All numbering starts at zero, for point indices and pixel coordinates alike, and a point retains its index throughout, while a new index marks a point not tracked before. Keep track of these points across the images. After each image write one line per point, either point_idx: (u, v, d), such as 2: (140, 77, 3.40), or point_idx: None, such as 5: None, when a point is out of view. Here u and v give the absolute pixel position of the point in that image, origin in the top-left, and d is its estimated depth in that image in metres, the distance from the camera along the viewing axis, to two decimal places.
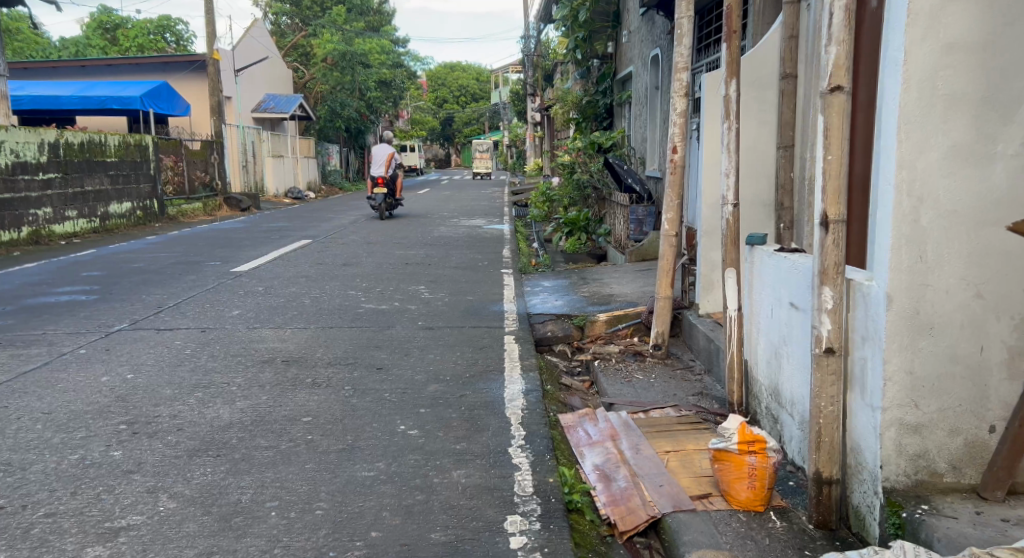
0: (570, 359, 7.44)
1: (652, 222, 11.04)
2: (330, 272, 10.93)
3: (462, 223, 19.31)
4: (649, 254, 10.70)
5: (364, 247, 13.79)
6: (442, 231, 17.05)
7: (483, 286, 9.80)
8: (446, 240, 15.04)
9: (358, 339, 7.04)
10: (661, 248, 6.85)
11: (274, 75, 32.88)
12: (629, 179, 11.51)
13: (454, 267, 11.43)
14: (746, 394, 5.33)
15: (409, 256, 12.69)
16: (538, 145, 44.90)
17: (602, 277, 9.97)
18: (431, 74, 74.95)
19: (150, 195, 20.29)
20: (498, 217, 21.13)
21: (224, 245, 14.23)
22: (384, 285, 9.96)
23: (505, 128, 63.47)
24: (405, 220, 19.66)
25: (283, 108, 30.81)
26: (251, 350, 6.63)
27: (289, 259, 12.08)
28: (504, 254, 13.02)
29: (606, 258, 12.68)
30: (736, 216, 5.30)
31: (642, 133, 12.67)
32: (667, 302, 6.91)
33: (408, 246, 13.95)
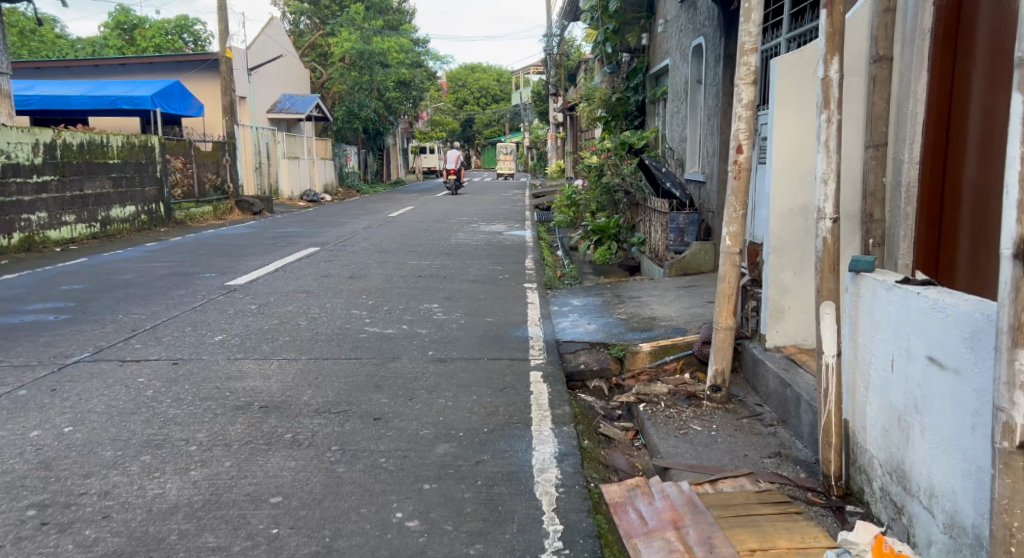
0: (608, 398, 6.27)
1: (694, 232, 9.89)
2: (335, 286, 9.81)
3: (481, 229, 18.12)
4: (691, 267, 9.52)
5: (375, 257, 12.63)
6: (461, 238, 15.91)
7: (506, 305, 8.65)
8: (465, 249, 13.90)
9: (356, 375, 5.89)
10: (721, 268, 5.67)
11: (290, 74, 31.86)
12: (667, 183, 10.36)
13: (474, 281, 10.26)
14: (845, 462, 4.18)
15: (423, 267, 11.54)
16: (560, 147, 43.63)
17: (640, 293, 8.78)
18: (451, 75, 73.79)
19: (156, 198, 19.17)
20: (520, 222, 19.99)
21: (225, 253, 13.10)
22: (393, 303, 8.81)
23: (527, 130, 62.26)
24: (422, 226, 18.52)
25: (299, 108, 29.79)
26: (227, 390, 5.49)
27: (291, 271, 10.94)
28: (528, 265, 11.86)
29: (640, 270, 11.50)
30: (834, 233, 4.13)
31: (680, 133, 11.53)
32: (728, 333, 5.74)
33: (424, 256, 12.79)
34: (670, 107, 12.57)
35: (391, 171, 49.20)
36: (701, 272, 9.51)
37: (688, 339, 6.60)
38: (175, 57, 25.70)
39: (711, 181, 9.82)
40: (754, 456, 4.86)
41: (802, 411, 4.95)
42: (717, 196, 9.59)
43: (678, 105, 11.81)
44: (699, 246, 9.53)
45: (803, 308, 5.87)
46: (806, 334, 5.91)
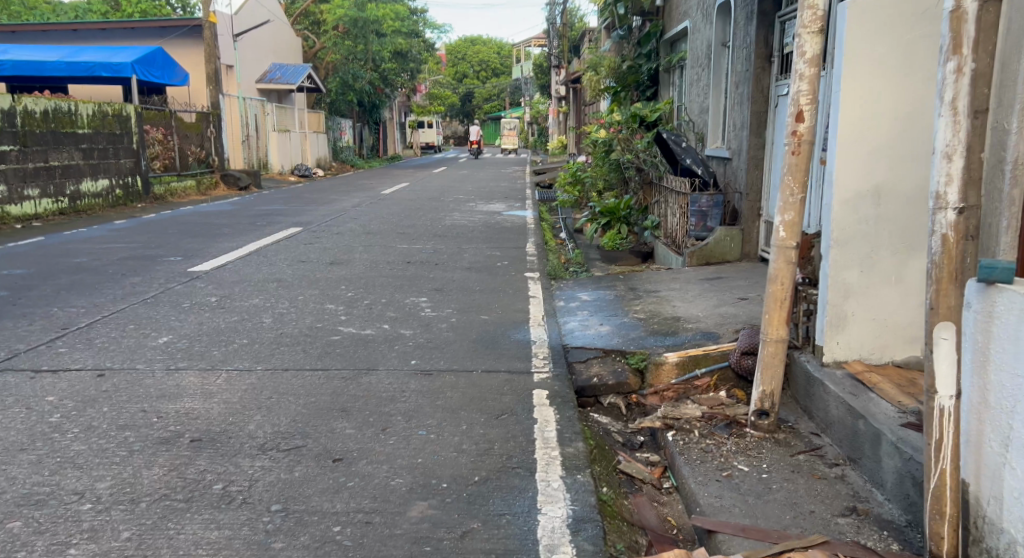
0: (627, 420, 5.18)
1: (718, 215, 8.78)
2: (311, 274, 8.70)
3: (479, 208, 17.01)
4: (715, 255, 8.46)
5: (361, 239, 11.54)
6: (457, 218, 14.79)
7: (504, 299, 7.55)
8: (460, 230, 12.79)
9: (320, 393, 4.81)
10: (773, 265, 4.56)
11: (281, 41, 30.53)
12: (686, 160, 9.28)
13: (469, 270, 9.14)
14: (961, 540, 3.08)
15: (412, 252, 10.42)
16: (561, 122, 42.37)
17: (659, 287, 7.68)
18: (450, 47, 72.38)
19: (133, 170, 17.96)
20: (520, 201, 18.85)
21: (197, 233, 11.98)
22: (375, 295, 7.71)
23: (527, 104, 60.91)
24: (415, 205, 17.38)
25: (291, 78, 28.55)
26: (153, 415, 4.39)
27: (265, 254, 9.83)
28: (530, 251, 10.77)
29: (654, 256, 10.52)
30: (958, 229, 3.06)
31: (702, 103, 10.43)
32: (779, 346, 4.61)
33: (414, 239, 11.66)
34: (689, 77, 11.45)
35: (388, 146, 47.93)
36: (726, 262, 8.44)
37: (723, 348, 5.50)
38: (158, 22, 24.38)
39: (738, 157, 8.72)
40: (823, 513, 3.77)
41: (882, 453, 3.86)
42: (745, 174, 8.50)
43: (698, 73, 10.76)
44: (722, 232, 8.48)
45: (870, 315, 4.77)
46: (872, 347, 4.81)
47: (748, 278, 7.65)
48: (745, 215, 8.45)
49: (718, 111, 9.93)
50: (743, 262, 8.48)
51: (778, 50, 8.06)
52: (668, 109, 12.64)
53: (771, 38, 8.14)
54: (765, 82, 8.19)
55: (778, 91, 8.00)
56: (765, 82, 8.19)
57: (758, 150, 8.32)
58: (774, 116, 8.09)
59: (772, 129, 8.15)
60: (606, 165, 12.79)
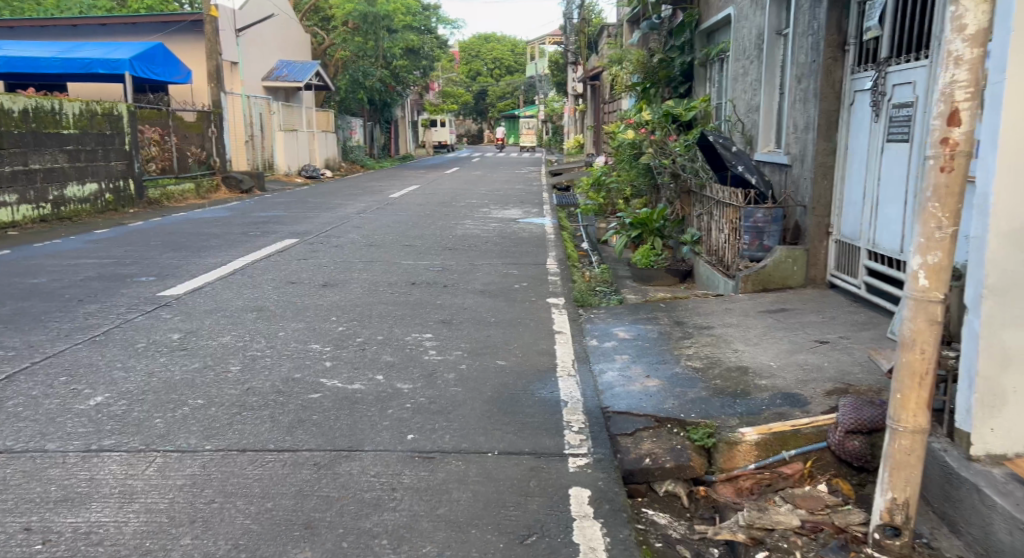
0: (694, 522, 3.85)
1: (777, 233, 7.53)
2: (299, 300, 7.44)
3: (493, 215, 15.76)
4: (774, 281, 7.25)
5: (362, 253, 10.29)
6: (468, 227, 13.54)
7: (526, 338, 6.28)
8: (473, 242, 11.54)
9: (280, 496, 3.55)
10: (907, 324, 3.21)
11: (288, 37, 29.36)
12: (737, 167, 7.99)
13: (483, 295, 7.87)
14: None
15: (418, 271, 9.16)
16: (578, 120, 41.09)
17: (712, 323, 6.39)
18: (463, 45, 71.23)
19: (125, 173, 16.61)
20: (537, 206, 17.59)
21: (181, 245, 10.76)
22: (369, 329, 6.46)
23: (542, 103, 59.64)
24: (425, 211, 16.16)
25: (298, 75, 27.34)
26: (38, 538, 3.25)
27: (250, 274, 8.60)
28: (552, 270, 9.53)
29: (695, 276, 9.29)
30: None
31: (752, 101, 9.17)
32: (916, 439, 3.25)
33: (422, 253, 10.41)
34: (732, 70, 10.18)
35: (400, 145, 46.81)
36: (787, 288, 7.23)
37: (818, 420, 4.17)
38: (158, 17, 23.13)
39: (799, 163, 7.46)
40: None
41: None
42: (808, 183, 7.24)
43: (746, 65, 9.50)
44: (783, 253, 7.23)
45: None
46: None
47: (819, 312, 6.36)
48: (809, 232, 7.20)
49: (771, 109, 8.67)
50: (807, 290, 7.19)
51: (855, 36, 6.81)
52: (707, 107, 11.38)
53: (845, 22, 6.87)
54: (836, 74, 6.93)
55: (854, 85, 6.76)
56: (837, 75, 6.93)
57: (827, 156, 7.06)
58: (848, 115, 6.85)
59: (844, 130, 6.91)
60: (636, 169, 11.60)
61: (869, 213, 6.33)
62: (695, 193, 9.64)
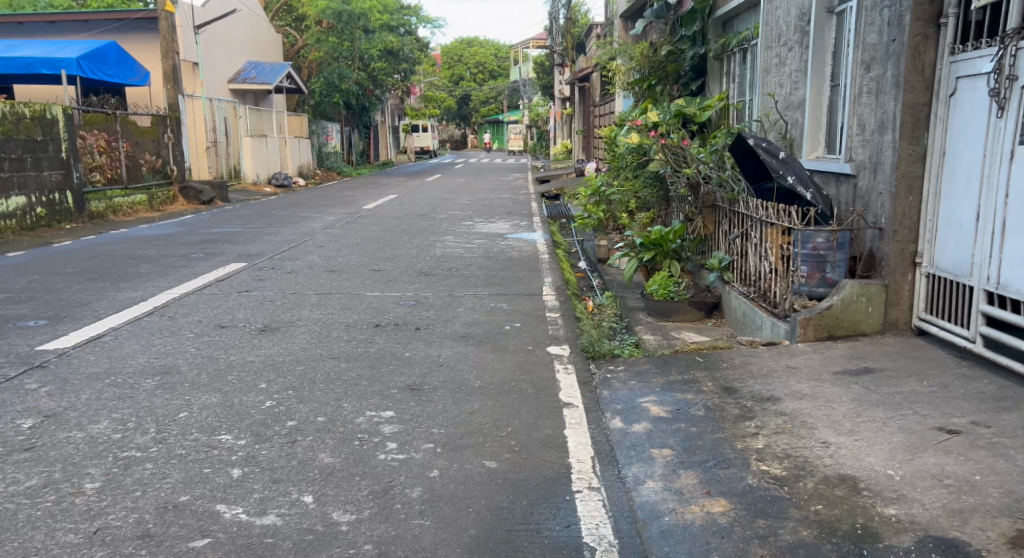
0: None
1: (845, 264, 5.88)
2: (221, 355, 5.70)
3: (477, 230, 14.03)
4: (844, 327, 5.60)
5: (318, 283, 8.54)
6: (448, 245, 11.83)
7: (521, 415, 4.58)
8: (453, 266, 9.83)
9: None
10: None
11: (258, 38, 27.55)
12: (788, 177, 6.32)
13: (465, 344, 6.17)
14: None
15: (384, 307, 7.44)
16: (565, 125, 39.40)
17: (776, 392, 4.72)
18: (445, 49, 69.59)
19: (61, 185, 14.78)
20: (526, 219, 15.90)
21: (101, 272, 8.98)
22: (307, 403, 4.74)
23: (526, 107, 58.03)
24: (401, 225, 14.41)
25: (267, 77, 25.50)
26: None
27: (168, 316, 6.83)
28: (549, 303, 7.84)
29: (726, 310, 7.65)
30: None
31: (792, 97, 7.54)
32: None
33: (391, 281, 8.69)
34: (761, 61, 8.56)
35: (379, 151, 45.03)
36: (860, 336, 5.57)
37: None
38: (111, 14, 21.25)
39: (870, 172, 5.79)
40: None
41: None
42: (884, 198, 5.59)
43: (784, 51, 7.85)
44: (854, 289, 5.56)
45: None
46: None
47: (920, 375, 4.71)
48: (889, 263, 5.53)
49: (821, 106, 7.04)
50: (886, 338, 5.52)
51: (955, 6, 5.17)
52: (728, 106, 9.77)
53: None
54: (928, 57, 5.29)
55: (956, 70, 5.14)
56: (929, 58, 5.29)
57: (914, 163, 5.40)
58: (946, 110, 5.22)
59: (939, 130, 5.28)
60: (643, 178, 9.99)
61: (991, 241, 4.82)
62: (722, 207, 8.04)
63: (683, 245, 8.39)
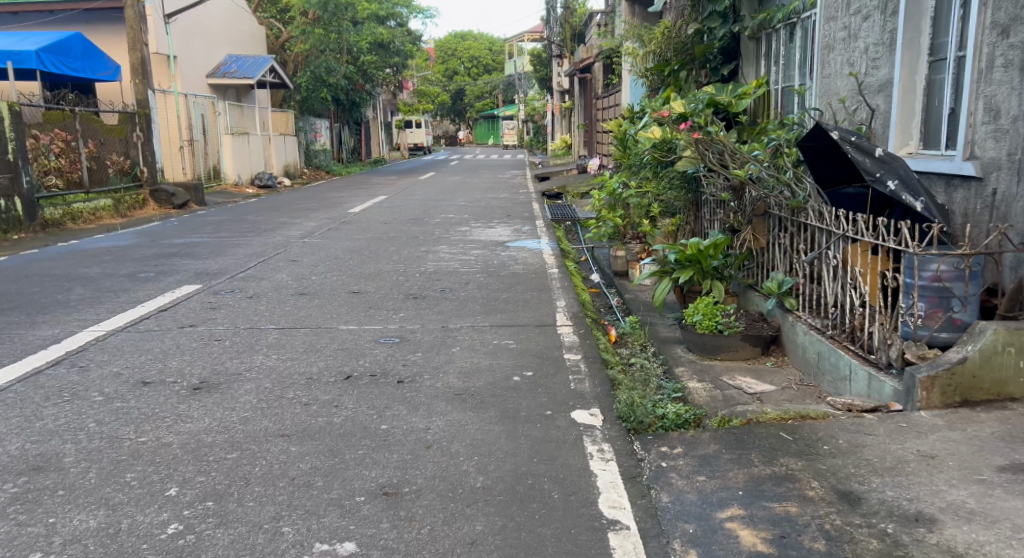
0: None
1: (975, 300, 4.45)
2: (125, 432, 4.16)
3: (475, 238, 12.53)
4: (986, 387, 4.16)
5: (282, 311, 7.02)
6: (441, 257, 10.32)
7: (546, 549, 3.15)
8: (448, 286, 8.32)
9: None
10: None
11: (239, 30, 25.98)
12: (889, 181, 4.90)
13: (461, 407, 4.65)
14: None
15: (360, 348, 5.90)
16: (562, 119, 37.89)
17: (915, 508, 3.29)
18: (438, 43, 68.04)
19: (8, 191, 13.20)
20: (529, 223, 14.37)
21: (22, 299, 7.42)
22: (230, 528, 3.28)
23: (522, 102, 56.55)
24: (389, 232, 12.88)
25: (249, 71, 23.91)
26: None
27: (79, 365, 5.26)
28: (566, 337, 6.33)
29: (788, 347, 6.21)
30: None
31: (870, 77, 6.14)
32: None
33: (371, 309, 7.15)
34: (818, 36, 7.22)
35: (371, 147, 43.48)
36: (1006, 400, 4.14)
37: None
38: (75, 4, 19.62)
39: (1010, 173, 4.45)
40: None
41: None
42: None
43: (858, 22, 6.42)
44: (999, 337, 4.12)
45: None
46: None
47: None
48: None
49: (914, 88, 5.69)
50: None
51: None
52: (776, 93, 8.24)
53: None
54: None
55: None
56: None
57: None
58: None
59: None
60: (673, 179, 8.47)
61: None
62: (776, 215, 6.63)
63: (727, 263, 6.93)
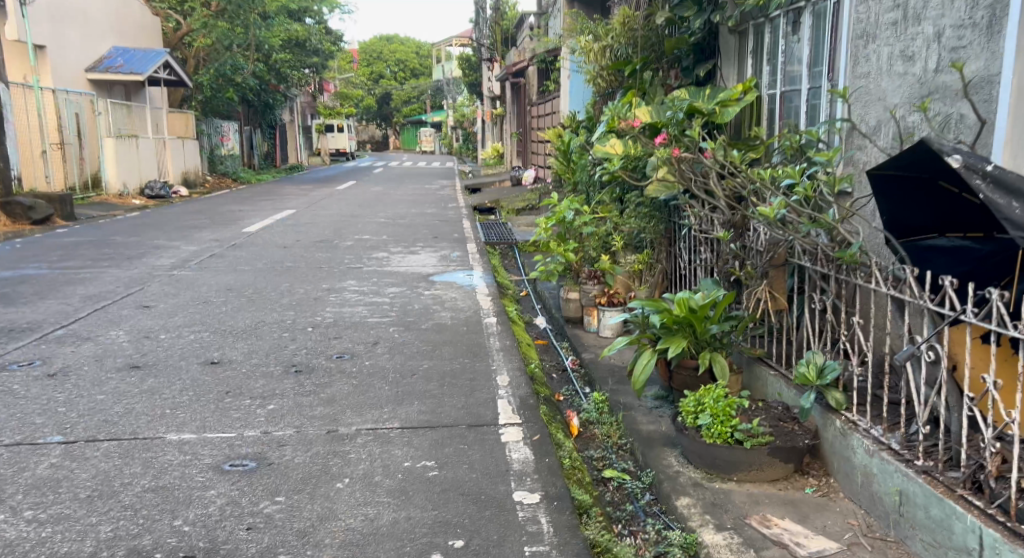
0: None
1: None
2: None
3: (394, 268, 10.41)
4: None
5: (92, 405, 4.82)
6: (347, 300, 8.19)
7: None
8: (347, 352, 6.21)
9: None
10: None
11: (127, 21, 23.26)
12: None
13: None
14: None
15: (188, 484, 3.77)
16: (492, 126, 35.91)
17: None
18: (363, 46, 65.55)
19: None
20: (458, 247, 12.28)
21: None
22: None
23: (450, 108, 54.47)
24: (286, 261, 10.67)
25: (137, 66, 21.26)
26: None
27: None
28: (514, 452, 4.17)
29: (837, 466, 3.94)
30: None
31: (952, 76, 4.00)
32: None
33: (225, 400, 5.01)
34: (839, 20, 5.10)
35: (288, 154, 40.83)
36: None
37: None
38: None
39: None
40: None
41: None
42: None
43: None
44: None
45: None
46: None
47: None
48: None
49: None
50: None
51: None
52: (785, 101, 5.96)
53: None
54: None
55: None
56: None
57: None
58: None
59: None
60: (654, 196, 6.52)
61: None
62: (803, 266, 4.48)
63: (728, 329, 4.83)
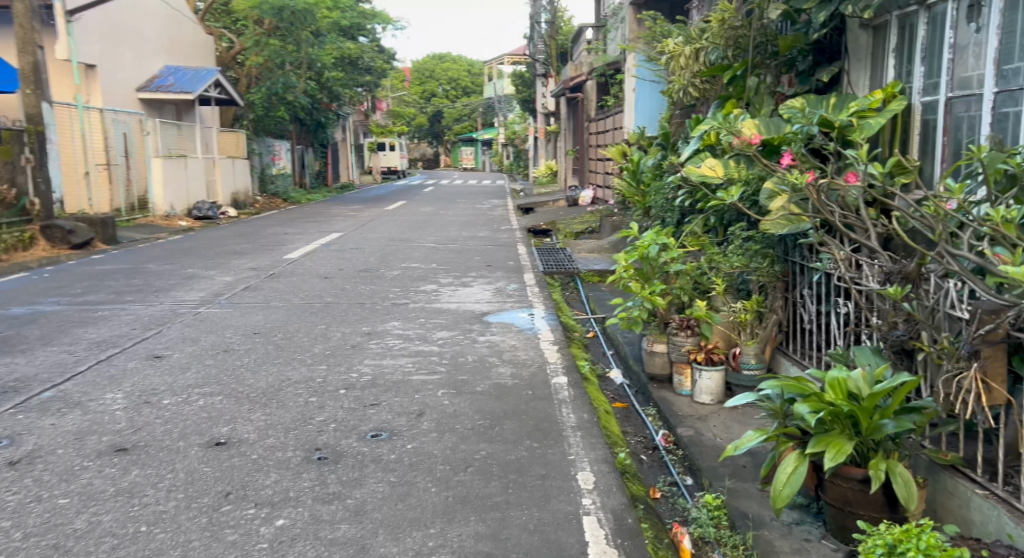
0: None
1: None
2: None
3: (446, 305, 9.15)
4: None
5: (54, 523, 3.61)
6: (392, 349, 6.93)
7: None
8: (384, 428, 4.94)
9: None
10: None
11: (178, 38, 22.48)
12: None
13: None
14: None
15: None
16: (546, 143, 34.67)
17: None
18: (415, 63, 64.82)
19: None
20: (516, 278, 11.01)
21: None
22: None
23: (502, 125, 53.37)
24: (326, 296, 9.48)
25: (188, 86, 20.45)
26: None
27: None
28: None
29: None
30: None
31: None
32: None
33: (220, 510, 3.78)
34: None
35: (338, 172, 39.96)
36: None
37: None
38: None
39: None
40: None
41: None
42: None
43: None
44: None
45: None
46: None
47: None
48: None
49: None
50: None
51: None
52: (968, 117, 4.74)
53: None
54: None
55: None
56: None
57: None
58: None
59: None
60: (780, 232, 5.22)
61: None
62: None
63: (909, 427, 3.58)
